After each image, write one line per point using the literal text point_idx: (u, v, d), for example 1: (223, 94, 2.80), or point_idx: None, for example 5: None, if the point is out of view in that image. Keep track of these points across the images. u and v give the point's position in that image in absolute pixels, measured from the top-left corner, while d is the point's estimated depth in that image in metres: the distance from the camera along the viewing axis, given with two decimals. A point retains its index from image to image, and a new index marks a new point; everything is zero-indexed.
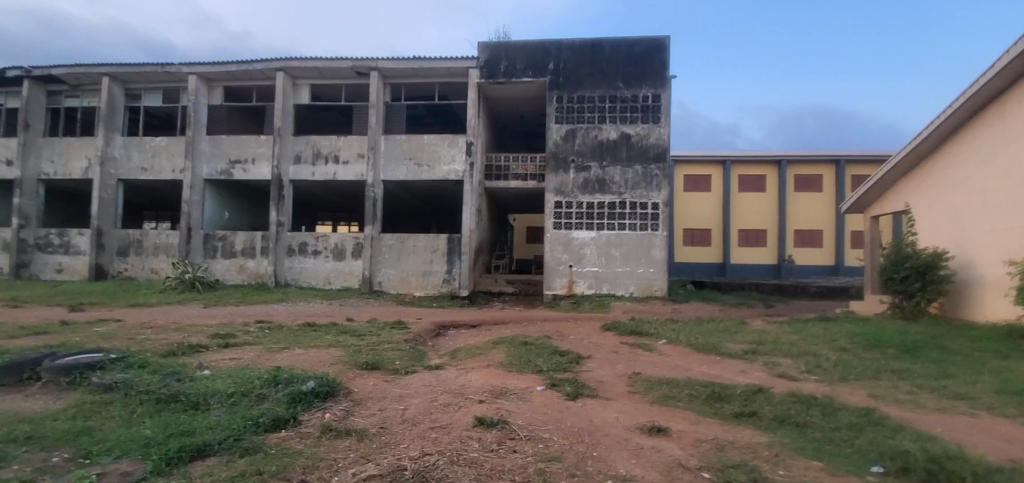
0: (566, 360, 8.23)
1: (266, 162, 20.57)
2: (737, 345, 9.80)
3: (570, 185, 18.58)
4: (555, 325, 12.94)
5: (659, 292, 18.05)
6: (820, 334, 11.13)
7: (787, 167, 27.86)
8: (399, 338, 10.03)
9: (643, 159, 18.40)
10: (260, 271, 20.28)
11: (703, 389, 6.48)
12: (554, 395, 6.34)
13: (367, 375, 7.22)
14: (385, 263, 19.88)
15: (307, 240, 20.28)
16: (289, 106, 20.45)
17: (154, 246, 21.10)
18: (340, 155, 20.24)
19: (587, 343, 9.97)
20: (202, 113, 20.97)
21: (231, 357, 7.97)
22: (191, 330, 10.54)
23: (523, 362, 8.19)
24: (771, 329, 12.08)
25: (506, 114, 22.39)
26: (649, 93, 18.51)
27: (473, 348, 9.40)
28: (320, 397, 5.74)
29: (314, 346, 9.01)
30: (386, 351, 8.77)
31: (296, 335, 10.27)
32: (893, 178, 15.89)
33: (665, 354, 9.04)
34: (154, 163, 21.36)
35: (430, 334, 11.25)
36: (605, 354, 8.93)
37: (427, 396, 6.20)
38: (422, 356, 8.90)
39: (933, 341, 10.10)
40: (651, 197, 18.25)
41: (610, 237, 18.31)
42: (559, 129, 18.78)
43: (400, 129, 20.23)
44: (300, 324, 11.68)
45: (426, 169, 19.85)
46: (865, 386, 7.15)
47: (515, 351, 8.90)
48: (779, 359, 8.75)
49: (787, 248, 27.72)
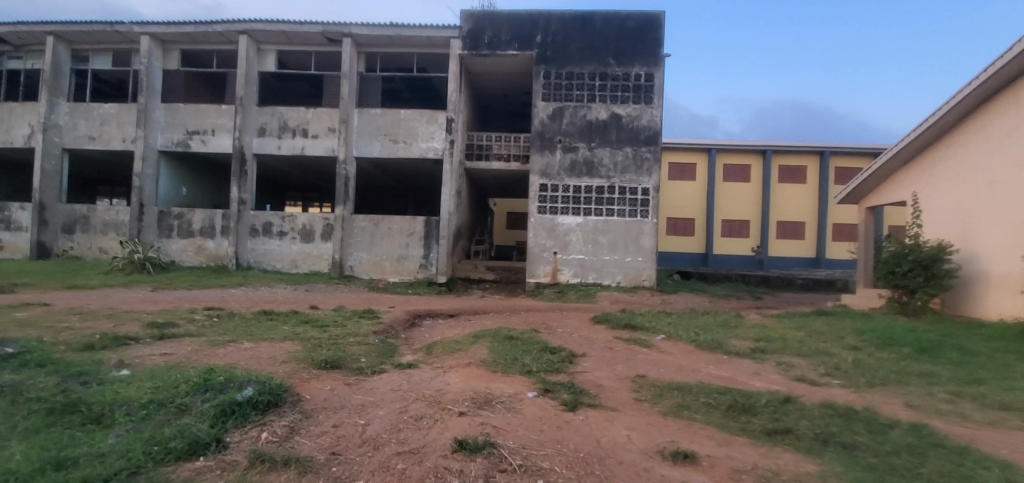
0: (558, 359, 7.19)
1: (227, 134, 18.90)
2: (741, 341, 8.96)
3: (556, 167, 17.48)
4: (540, 316, 11.91)
5: (647, 282, 17.20)
6: (823, 331, 10.40)
7: (773, 157, 27.28)
8: (368, 329, 8.87)
9: (634, 142, 17.38)
10: (220, 252, 18.70)
11: (723, 397, 5.51)
12: (548, 404, 5.30)
13: (324, 376, 6.03)
14: (358, 246, 18.57)
15: (272, 219, 18.78)
16: (253, 73, 18.76)
17: (102, 222, 19.28)
18: (309, 128, 18.69)
19: (578, 338, 8.97)
20: (156, 78, 19.06)
21: (163, 352, 6.67)
22: (125, 318, 9.11)
23: (508, 360, 7.12)
24: (771, 324, 11.30)
25: (487, 91, 21.11)
26: (642, 72, 17.45)
27: (451, 342, 8.28)
28: (259, 408, 4.55)
29: (268, 339, 7.76)
30: (350, 346, 7.58)
31: (249, 325, 8.97)
32: (894, 166, 15.28)
33: (667, 353, 8.09)
34: (103, 131, 19.42)
35: (404, 325, 10.09)
36: (601, 352, 7.93)
37: (394, 406, 5.06)
38: (393, 351, 7.74)
39: (944, 340, 9.48)
40: (641, 181, 17.30)
41: (597, 223, 17.33)
42: (546, 107, 17.60)
43: (375, 102, 18.80)
44: (255, 312, 10.36)
45: (403, 145, 18.49)
46: (897, 393, 6.37)
47: (500, 347, 7.82)
48: (791, 358, 7.93)
49: (770, 240, 27.28)
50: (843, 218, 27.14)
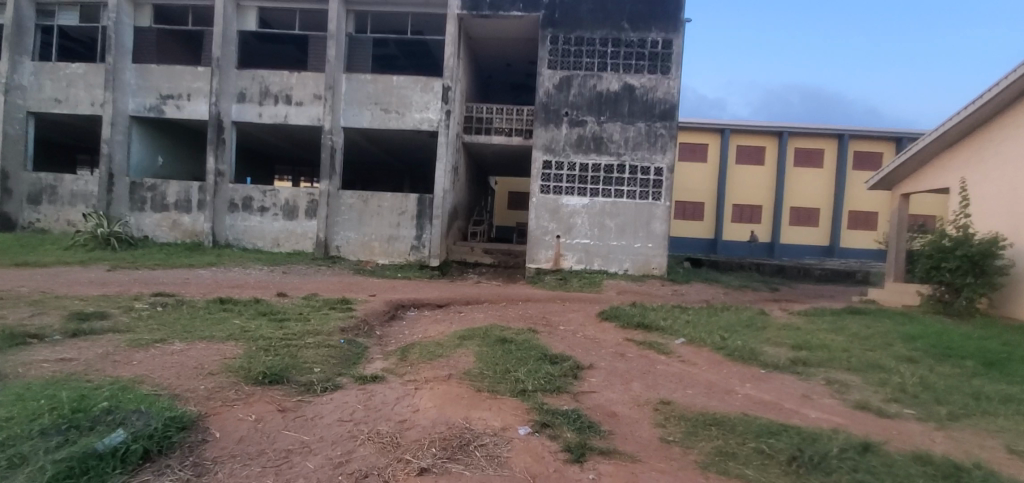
0: (560, 373, 5.79)
1: (204, 99, 17.35)
2: (777, 349, 7.58)
3: (562, 142, 15.89)
4: (539, 309, 10.48)
5: (656, 271, 15.80)
6: (863, 335, 8.98)
7: (792, 138, 25.58)
8: (336, 325, 7.51)
9: (648, 116, 15.74)
10: (196, 228, 17.31)
11: (780, 442, 4.14)
12: (546, 449, 3.92)
13: (256, 398, 4.65)
14: (344, 225, 17.12)
15: (252, 193, 17.30)
16: (232, 32, 17.06)
17: (71, 193, 17.86)
18: (293, 94, 17.10)
19: (583, 341, 7.62)
20: (126, 35, 17.35)
21: (59, 359, 5.30)
22: (49, 307, 7.70)
23: (498, 373, 5.72)
24: (801, 324, 9.87)
25: (488, 59, 19.42)
26: (659, 38, 15.74)
27: (431, 344, 6.89)
28: (128, 464, 3.23)
29: (208, 339, 6.35)
30: (305, 350, 6.15)
31: (193, 318, 7.53)
32: (937, 148, 13.67)
33: (693, 365, 6.67)
34: (70, 94, 17.83)
35: (382, 318, 8.76)
36: (612, 362, 6.52)
37: (334, 452, 3.69)
38: (359, 358, 6.30)
39: (1011, 351, 8.04)
40: (654, 160, 15.72)
41: (605, 205, 15.83)
42: (552, 75, 15.91)
43: (364, 67, 17.12)
44: (209, 299, 8.92)
45: (395, 115, 16.89)
46: (993, 432, 5.00)
47: (490, 353, 6.40)
48: (842, 374, 6.56)
49: (782, 227, 25.77)
50: (860, 206, 25.54)
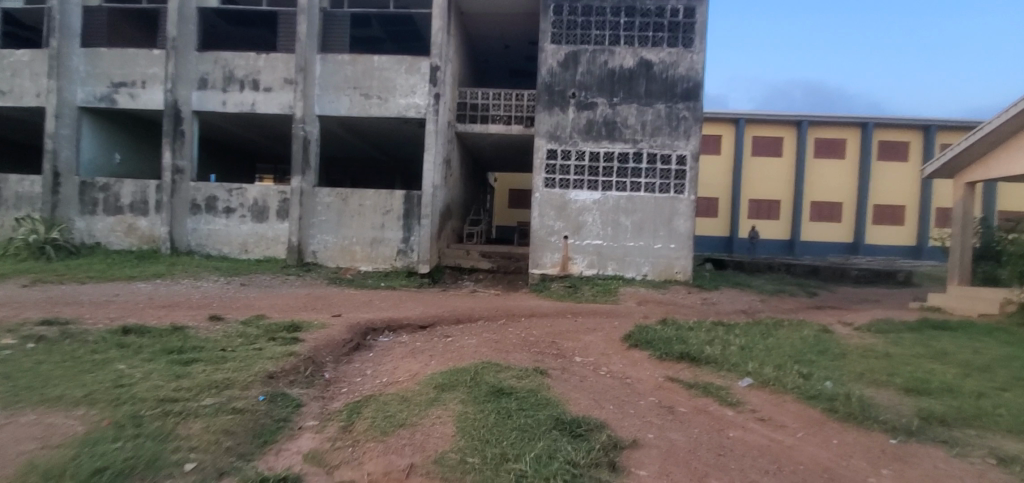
0: (590, 457, 3.67)
1: (160, 86, 15.13)
2: (885, 395, 5.37)
3: (569, 128, 13.67)
4: (546, 329, 8.24)
5: (680, 275, 13.59)
6: (976, 364, 6.71)
7: (819, 125, 23.29)
8: (265, 368, 5.25)
9: (668, 96, 13.51)
10: (153, 233, 15.16)
11: None
12: None
13: None
14: (321, 227, 14.93)
15: (215, 192, 15.10)
16: (191, 9, 14.95)
17: (14, 195, 15.55)
18: (260, 78, 14.91)
19: (610, 385, 5.45)
20: (73, 17, 15.19)
21: None
22: None
23: (492, 463, 3.57)
24: (885, 347, 7.58)
25: (484, 38, 17.23)
26: (679, 6, 13.56)
27: (393, 400, 4.69)
28: None
29: (47, 406, 4.17)
30: (193, 423, 3.99)
31: (61, 363, 5.25)
32: (1009, 128, 11.26)
33: (782, 429, 4.47)
34: (13, 84, 15.54)
35: (339, 350, 6.60)
36: (665, 430, 4.29)
37: None
38: (275, 432, 4.11)
39: None
40: (675, 147, 13.50)
41: (621, 200, 13.62)
42: (556, 51, 13.70)
43: (342, 47, 14.91)
44: (110, 329, 6.64)
45: (376, 101, 14.69)
46: None
47: (482, 419, 4.21)
48: (1007, 444, 4.34)
49: (805, 222, 23.52)
50: (891, 198, 23.21)
